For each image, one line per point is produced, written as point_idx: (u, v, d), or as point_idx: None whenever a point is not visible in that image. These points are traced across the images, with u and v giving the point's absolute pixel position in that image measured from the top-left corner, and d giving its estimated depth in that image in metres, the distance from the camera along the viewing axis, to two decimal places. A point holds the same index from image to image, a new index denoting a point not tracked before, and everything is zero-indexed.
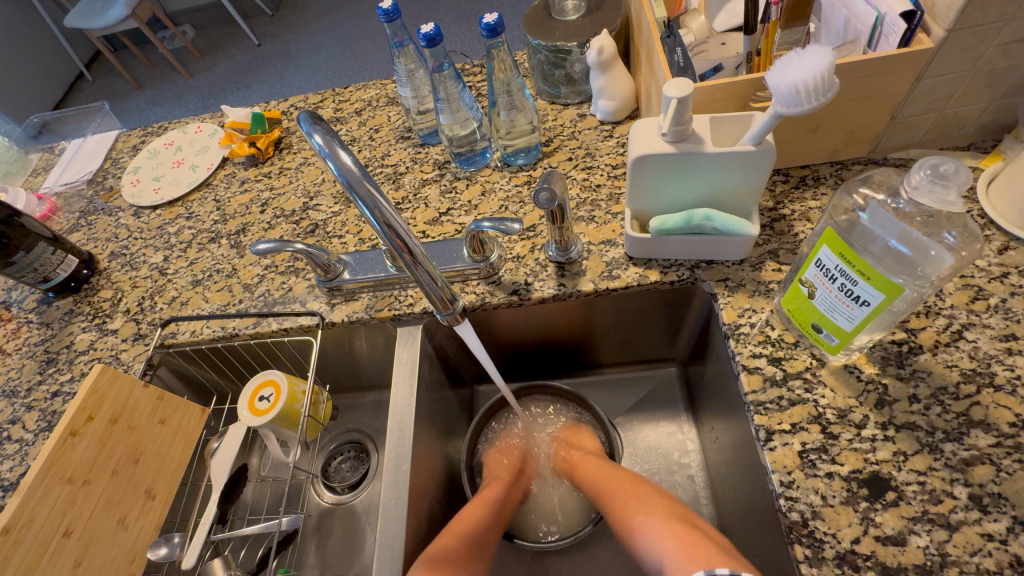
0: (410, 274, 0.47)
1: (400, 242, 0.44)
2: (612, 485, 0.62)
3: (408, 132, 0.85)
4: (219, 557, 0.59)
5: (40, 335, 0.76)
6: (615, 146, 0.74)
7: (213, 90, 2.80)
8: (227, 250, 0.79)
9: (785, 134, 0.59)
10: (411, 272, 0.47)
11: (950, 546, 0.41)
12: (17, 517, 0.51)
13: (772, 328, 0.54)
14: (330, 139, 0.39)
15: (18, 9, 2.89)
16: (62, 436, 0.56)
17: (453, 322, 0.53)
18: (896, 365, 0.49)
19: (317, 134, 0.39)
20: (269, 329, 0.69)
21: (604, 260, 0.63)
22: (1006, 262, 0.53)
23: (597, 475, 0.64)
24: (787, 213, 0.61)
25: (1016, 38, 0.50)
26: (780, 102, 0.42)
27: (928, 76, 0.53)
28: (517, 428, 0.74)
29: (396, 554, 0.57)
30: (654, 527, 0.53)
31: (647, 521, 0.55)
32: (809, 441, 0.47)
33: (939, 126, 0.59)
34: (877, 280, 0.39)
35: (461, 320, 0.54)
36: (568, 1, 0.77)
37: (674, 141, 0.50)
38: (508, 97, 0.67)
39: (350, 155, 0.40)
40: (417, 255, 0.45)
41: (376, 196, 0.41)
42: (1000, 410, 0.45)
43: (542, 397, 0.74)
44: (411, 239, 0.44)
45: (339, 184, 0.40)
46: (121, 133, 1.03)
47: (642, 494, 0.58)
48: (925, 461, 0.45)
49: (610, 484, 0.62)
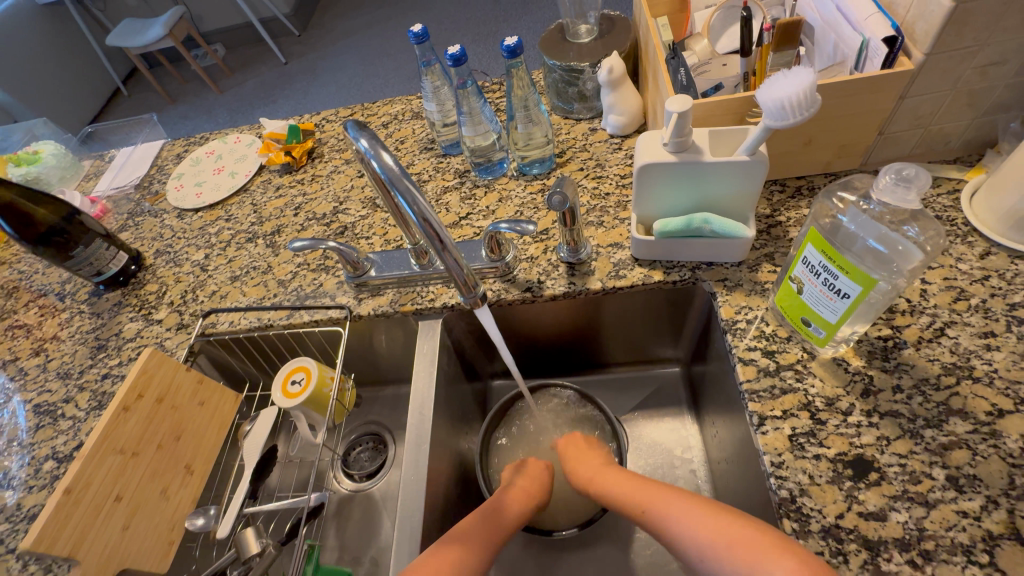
0: (439, 261, 0.52)
1: (433, 232, 0.49)
2: (636, 486, 0.56)
3: (431, 143, 0.92)
4: (250, 527, 0.63)
5: (91, 324, 0.83)
6: (624, 158, 0.79)
7: (241, 105, 2.94)
8: (264, 249, 0.85)
9: (779, 146, 0.64)
10: (440, 260, 0.52)
11: (928, 521, 0.44)
12: (77, 480, 0.57)
13: (767, 324, 0.58)
14: (374, 142, 0.45)
15: (63, 28, 3.08)
16: (116, 409, 0.62)
17: (474, 305, 0.58)
18: (881, 358, 0.53)
19: (363, 138, 0.45)
20: (301, 320, 0.75)
21: (611, 261, 0.68)
22: (987, 266, 0.56)
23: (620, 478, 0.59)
24: (783, 220, 0.66)
25: (991, 61, 0.54)
26: (770, 117, 0.47)
27: (911, 96, 0.58)
28: (527, 420, 0.78)
29: (415, 528, 0.61)
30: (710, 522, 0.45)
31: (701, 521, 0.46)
32: (798, 426, 0.51)
33: (925, 141, 0.63)
34: (854, 274, 0.43)
35: (482, 304, 0.59)
36: (581, 26, 0.84)
37: (676, 151, 0.56)
38: (525, 111, 0.73)
39: (391, 155, 0.46)
40: (447, 243, 0.50)
41: (415, 192, 0.46)
42: (978, 400, 0.49)
43: (553, 394, 0.79)
44: (443, 229, 0.49)
45: (382, 181, 0.46)
46: (165, 143, 1.12)
47: (684, 495, 0.50)
48: (906, 445, 0.48)
49: (636, 485, 0.56)
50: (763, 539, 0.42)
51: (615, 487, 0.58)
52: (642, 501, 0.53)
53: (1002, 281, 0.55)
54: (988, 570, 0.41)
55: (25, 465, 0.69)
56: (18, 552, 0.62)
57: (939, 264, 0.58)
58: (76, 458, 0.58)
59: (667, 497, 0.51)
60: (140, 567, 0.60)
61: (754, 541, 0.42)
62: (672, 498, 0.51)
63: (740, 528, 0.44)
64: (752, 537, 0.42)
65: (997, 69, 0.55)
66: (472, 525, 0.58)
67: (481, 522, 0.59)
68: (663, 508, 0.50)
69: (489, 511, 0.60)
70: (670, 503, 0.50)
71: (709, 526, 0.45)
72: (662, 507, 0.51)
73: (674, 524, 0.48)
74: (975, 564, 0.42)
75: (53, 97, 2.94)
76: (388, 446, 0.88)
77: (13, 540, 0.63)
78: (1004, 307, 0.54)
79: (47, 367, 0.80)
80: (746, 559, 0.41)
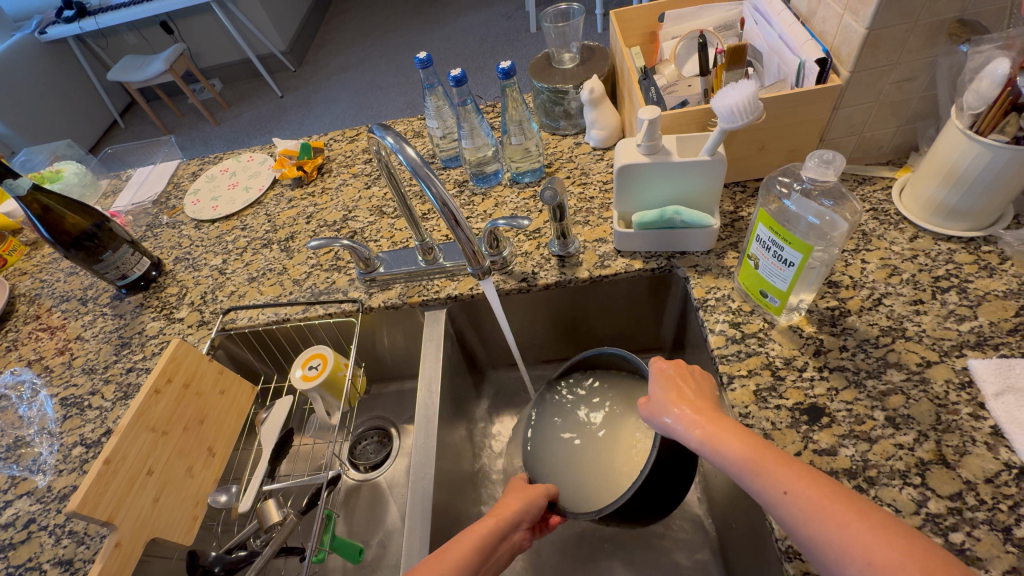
0: (453, 236, 0.63)
1: (451, 215, 0.60)
2: (762, 452, 0.43)
3: (432, 158, 1.01)
4: (271, 499, 0.68)
5: (114, 324, 0.89)
6: (606, 167, 0.90)
7: (238, 135, 3.04)
8: (279, 253, 0.93)
9: (738, 152, 0.74)
10: (454, 235, 0.63)
11: (871, 454, 0.52)
12: (115, 453, 0.59)
13: (733, 301, 0.67)
14: (399, 139, 0.56)
15: (65, 63, 3.19)
16: (149, 391, 0.64)
17: (481, 277, 0.69)
18: (829, 324, 0.62)
19: (389, 137, 0.57)
20: (316, 313, 0.81)
21: (597, 253, 0.77)
22: (915, 247, 0.67)
23: (739, 436, 0.45)
24: (744, 215, 0.76)
25: (904, 77, 0.66)
26: (723, 121, 0.57)
27: (843, 107, 0.69)
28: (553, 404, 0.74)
29: (426, 489, 0.67)
30: (873, 539, 0.35)
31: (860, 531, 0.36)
32: (761, 382, 0.59)
33: (861, 146, 0.74)
34: (796, 243, 0.52)
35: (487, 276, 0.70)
36: (565, 55, 0.96)
37: (649, 153, 0.65)
38: (519, 126, 0.84)
39: (413, 149, 0.56)
40: (461, 223, 0.62)
41: (433, 179, 0.57)
42: (909, 354, 0.58)
43: (599, 371, 0.75)
44: (458, 211, 0.60)
45: (406, 170, 0.56)
46: (181, 163, 1.20)
47: (837, 492, 0.39)
48: (852, 394, 0.56)
49: (764, 452, 0.43)
50: (940, 561, 0.34)
51: (745, 458, 0.43)
52: (784, 481, 0.41)
53: (927, 259, 0.65)
54: (920, 488, 0.49)
55: (55, 452, 0.74)
56: (50, 528, 0.66)
57: (876, 247, 0.68)
58: (113, 434, 0.60)
59: (808, 486, 0.40)
60: (168, 538, 0.62)
61: (932, 565, 0.34)
62: (820, 490, 0.39)
63: (908, 546, 0.35)
64: (928, 561, 0.34)
65: (910, 84, 0.67)
66: (458, 551, 0.51)
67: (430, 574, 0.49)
68: (819, 510, 0.38)
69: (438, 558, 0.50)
70: (818, 499, 0.39)
71: (875, 547, 0.35)
72: (818, 505, 0.38)
73: (832, 529, 0.37)
74: (910, 485, 0.49)
75: (51, 129, 3.01)
76: (394, 438, 0.92)
77: (45, 518, 0.67)
78: (929, 279, 0.63)
79: (72, 364, 0.85)
80: None
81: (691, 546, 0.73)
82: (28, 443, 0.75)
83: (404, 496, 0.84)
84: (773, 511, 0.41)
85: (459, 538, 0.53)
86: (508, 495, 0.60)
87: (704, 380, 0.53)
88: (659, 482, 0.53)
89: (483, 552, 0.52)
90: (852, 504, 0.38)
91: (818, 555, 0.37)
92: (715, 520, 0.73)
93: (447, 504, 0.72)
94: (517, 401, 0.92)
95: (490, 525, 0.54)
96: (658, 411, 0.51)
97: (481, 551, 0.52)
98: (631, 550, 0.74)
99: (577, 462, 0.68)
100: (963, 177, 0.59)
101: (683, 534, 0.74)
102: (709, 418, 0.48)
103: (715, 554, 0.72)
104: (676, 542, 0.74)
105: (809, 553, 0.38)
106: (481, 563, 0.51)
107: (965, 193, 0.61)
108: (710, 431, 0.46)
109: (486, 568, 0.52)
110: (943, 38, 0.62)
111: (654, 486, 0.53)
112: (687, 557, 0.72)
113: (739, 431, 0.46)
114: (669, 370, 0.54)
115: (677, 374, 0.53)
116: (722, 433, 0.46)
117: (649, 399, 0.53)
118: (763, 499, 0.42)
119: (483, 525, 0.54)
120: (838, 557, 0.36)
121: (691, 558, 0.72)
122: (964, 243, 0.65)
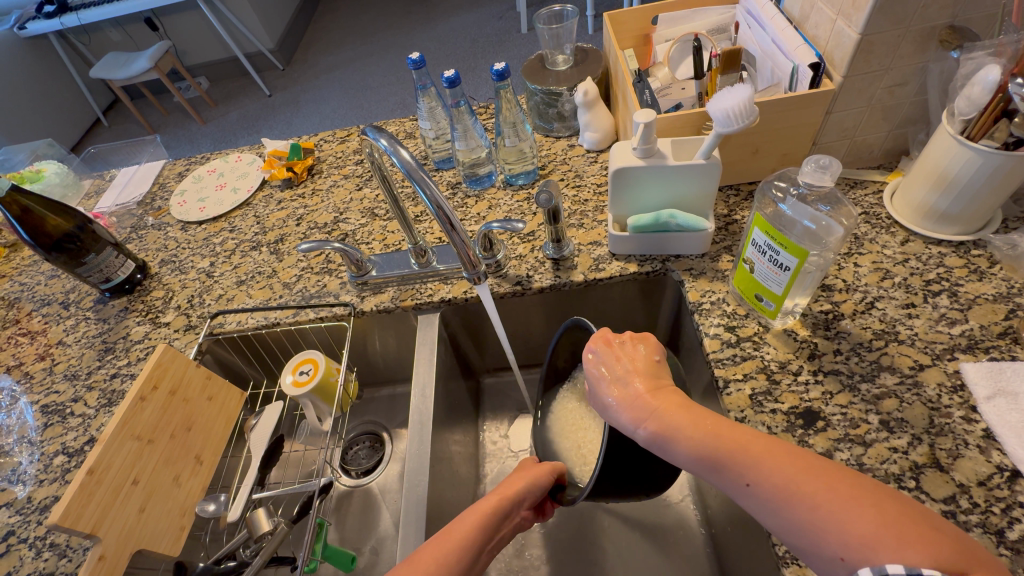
0: (448, 240, 0.63)
1: (446, 218, 0.60)
2: (715, 440, 0.42)
3: (425, 159, 1.00)
4: (260, 507, 0.66)
5: (98, 329, 0.87)
6: (600, 169, 0.89)
7: (225, 134, 3.00)
8: (268, 256, 0.91)
9: (731, 156, 0.74)
10: (449, 239, 0.63)
11: (866, 457, 0.52)
12: (99, 462, 0.57)
13: (728, 304, 0.67)
14: (393, 142, 0.56)
15: (45, 60, 3.11)
16: (133, 399, 0.62)
17: (476, 281, 0.70)
18: (823, 328, 0.62)
19: (383, 139, 0.56)
20: (307, 318, 0.80)
21: (592, 256, 0.77)
22: (907, 251, 0.67)
23: (687, 424, 0.44)
24: (738, 218, 0.76)
25: (896, 82, 0.67)
26: (719, 124, 0.57)
27: (836, 111, 0.69)
28: (558, 392, 0.71)
29: (421, 496, 0.66)
30: (841, 518, 0.35)
31: (827, 510, 0.36)
32: (757, 386, 0.59)
33: (853, 150, 0.75)
34: (792, 248, 0.52)
35: (482, 280, 0.71)
36: (559, 56, 0.96)
37: (644, 156, 0.65)
38: (513, 128, 0.83)
39: (408, 151, 0.55)
40: (457, 226, 0.62)
41: (428, 182, 0.56)
42: (903, 357, 0.58)
43: None
44: (453, 214, 0.60)
45: (401, 173, 0.55)
46: (166, 163, 1.18)
47: (798, 470, 0.39)
48: (846, 397, 0.56)
49: (717, 439, 0.42)
50: (911, 526, 0.34)
51: (698, 449, 0.43)
52: (743, 470, 0.40)
53: (918, 263, 0.66)
54: (915, 492, 0.49)
55: (36, 461, 0.71)
56: (31, 541, 0.64)
57: (868, 251, 0.68)
58: (96, 444, 0.58)
59: (770, 472, 0.39)
60: (155, 549, 0.61)
61: (904, 532, 0.34)
62: (784, 474, 0.39)
63: (877, 516, 0.35)
64: (897, 528, 0.34)
65: (901, 89, 0.67)
66: (461, 533, 0.50)
67: (437, 560, 0.47)
68: (784, 496, 0.38)
69: (444, 540, 0.49)
70: (782, 484, 0.38)
71: (842, 524, 0.35)
72: (782, 492, 0.38)
73: (803, 514, 0.37)
74: (904, 488, 0.49)
75: (30, 127, 2.94)
76: (386, 444, 0.91)
77: (25, 531, 0.65)
78: (921, 283, 0.64)
79: (54, 370, 0.82)
80: (892, 555, 0.33)
81: (686, 551, 0.73)
82: (6, 452, 0.73)
83: (397, 502, 0.83)
84: (742, 501, 0.41)
85: (461, 519, 0.52)
86: (511, 475, 0.59)
87: (635, 353, 0.50)
88: (647, 473, 0.52)
89: (487, 531, 0.51)
90: (815, 481, 0.37)
91: (793, 539, 0.37)
92: (708, 521, 0.74)
93: (441, 509, 0.71)
94: (511, 404, 0.92)
95: (493, 504, 0.53)
96: (603, 407, 0.50)
97: (487, 530, 0.51)
98: (625, 550, 0.75)
99: (570, 443, 0.67)
100: (954, 182, 0.60)
101: (674, 535, 0.75)
102: (653, 407, 0.46)
103: (707, 555, 0.72)
104: (669, 543, 0.74)
105: (784, 537, 0.38)
106: (484, 543, 0.51)
107: (955, 198, 0.62)
108: (660, 426, 0.45)
109: (489, 547, 0.51)
110: (934, 44, 0.62)
111: (637, 475, 0.51)
112: (680, 559, 0.73)
113: (687, 417, 0.45)
114: (598, 358, 0.52)
115: (609, 360, 0.51)
116: (668, 426, 0.45)
117: (591, 391, 0.52)
118: (728, 488, 0.42)
119: (485, 505, 0.53)
120: (814, 540, 0.36)
121: (685, 562, 0.72)
122: (954, 247, 0.66)
